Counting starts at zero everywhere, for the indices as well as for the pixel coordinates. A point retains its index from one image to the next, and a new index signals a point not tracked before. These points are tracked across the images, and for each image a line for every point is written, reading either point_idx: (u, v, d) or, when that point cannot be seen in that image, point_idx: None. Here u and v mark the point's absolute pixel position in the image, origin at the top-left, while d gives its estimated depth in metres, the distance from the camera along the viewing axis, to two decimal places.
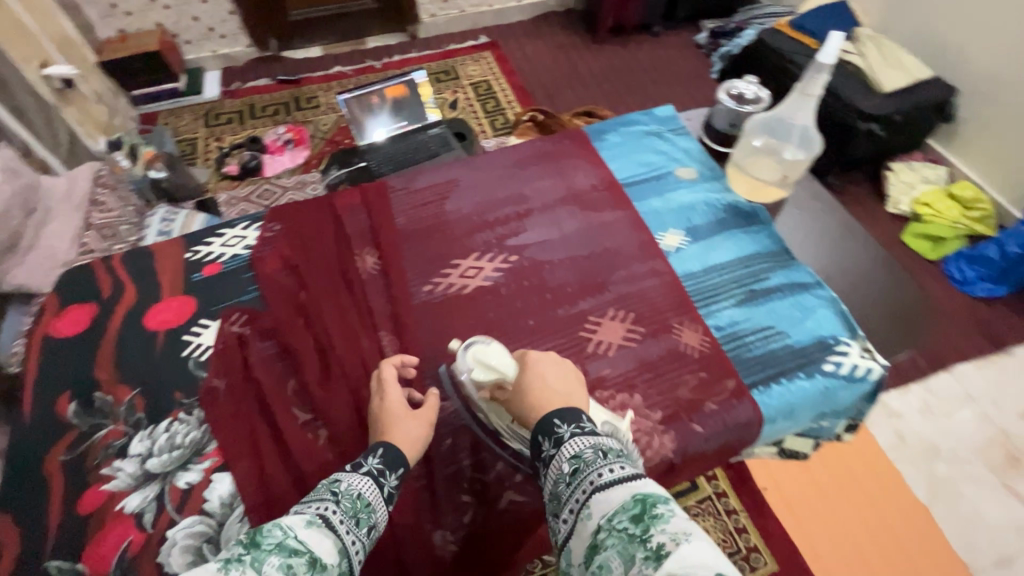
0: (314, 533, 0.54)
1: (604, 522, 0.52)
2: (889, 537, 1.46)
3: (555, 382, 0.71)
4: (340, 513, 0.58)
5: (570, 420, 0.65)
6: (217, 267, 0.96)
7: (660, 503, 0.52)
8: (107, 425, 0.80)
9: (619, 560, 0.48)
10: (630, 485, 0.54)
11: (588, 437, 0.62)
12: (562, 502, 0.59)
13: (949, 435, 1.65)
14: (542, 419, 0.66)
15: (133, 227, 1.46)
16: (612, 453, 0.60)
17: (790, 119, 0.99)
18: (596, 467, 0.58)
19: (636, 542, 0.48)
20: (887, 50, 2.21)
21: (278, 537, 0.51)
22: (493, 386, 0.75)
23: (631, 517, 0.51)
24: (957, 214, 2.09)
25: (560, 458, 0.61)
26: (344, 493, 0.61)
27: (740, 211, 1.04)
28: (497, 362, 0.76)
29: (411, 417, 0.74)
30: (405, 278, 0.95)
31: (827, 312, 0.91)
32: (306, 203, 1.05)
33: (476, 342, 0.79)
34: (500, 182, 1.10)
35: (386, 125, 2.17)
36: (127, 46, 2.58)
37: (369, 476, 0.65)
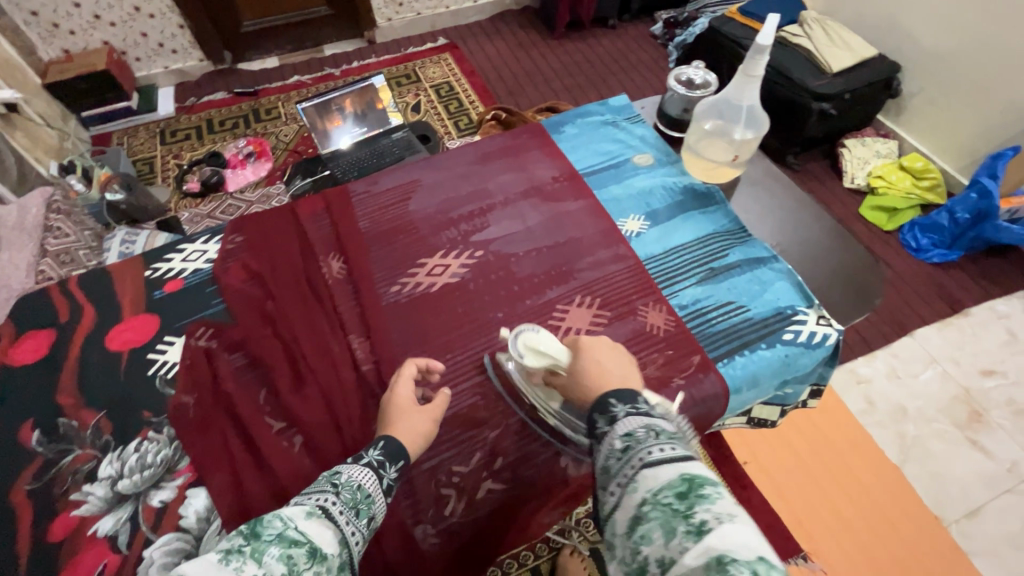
0: (314, 524, 0.56)
1: (649, 496, 0.54)
2: (865, 497, 1.52)
3: (610, 367, 0.72)
4: (339, 504, 0.60)
5: (625, 401, 0.65)
6: (179, 282, 0.95)
7: (707, 484, 0.53)
8: (73, 450, 0.78)
9: (661, 532, 0.51)
10: (678, 464, 0.55)
11: (642, 417, 0.63)
12: (610, 475, 0.60)
13: (915, 396, 1.72)
14: (598, 398, 0.67)
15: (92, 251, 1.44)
16: (666, 434, 0.60)
17: (737, 101, 1.02)
18: (648, 445, 0.58)
19: (679, 517, 0.51)
20: (832, 31, 2.29)
21: (278, 528, 0.54)
22: (545, 371, 0.78)
23: (677, 493, 0.53)
24: (909, 184, 2.21)
25: (612, 434, 0.62)
26: (344, 484, 0.63)
27: (697, 193, 1.07)
28: (549, 348, 0.78)
29: (419, 412, 0.76)
30: (372, 280, 0.95)
31: (784, 284, 0.94)
32: (267, 213, 1.04)
33: (527, 329, 0.82)
34: (463, 179, 1.10)
35: (351, 133, 2.15)
36: (74, 67, 2.51)
37: (369, 468, 0.66)
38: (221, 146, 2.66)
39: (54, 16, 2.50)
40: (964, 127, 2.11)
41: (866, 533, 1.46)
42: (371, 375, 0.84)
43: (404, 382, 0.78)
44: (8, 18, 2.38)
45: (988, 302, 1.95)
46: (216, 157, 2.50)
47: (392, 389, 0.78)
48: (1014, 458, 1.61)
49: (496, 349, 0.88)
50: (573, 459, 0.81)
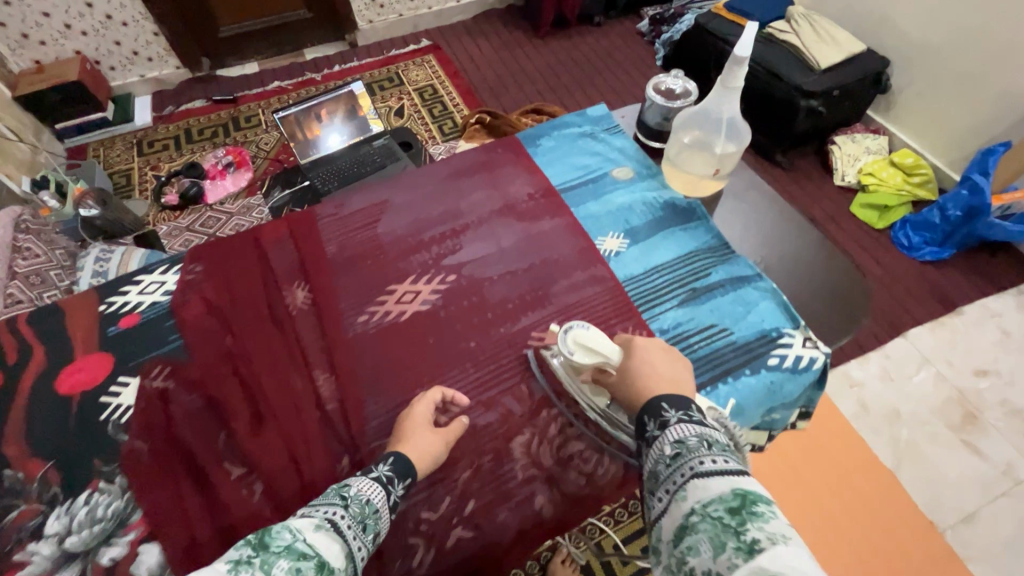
0: (322, 537, 0.52)
1: (698, 506, 0.50)
2: (860, 504, 1.49)
3: (665, 370, 0.68)
4: (348, 518, 0.57)
5: (677, 406, 0.62)
6: (135, 317, 0.90)
7: (760, 503, 0.49)
8: (18, 505, 0.73)
9: (709, 546, 0.46)
10: (731, 477, 0.51)
11: (695, 426, 0.59)
12: (657, 481, 0.56)
13: (908, 398, 1.69)
14: (647, 401, 0.64)
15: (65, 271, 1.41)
16: (719, 446, 0.56)
17: (716, 113, 0.97)
18: (699, 454, 0.54)
19: (731, 533, 0.46)
20: (820, 26, 2.25)
21: (287, 539, 0.49)
22: (594, 369, 0.76)
23: (729, 508, 0.48)
24: (900, 180, 2.18)
25: (662, 439, 0.58)
26: (353, 498, 0.60)
27: (677, 208, 1.03)
28: (598, 346, 0.77)
29: (431, 431, 0.75)
30: (338, 311, 0.90)
31: (769, 304, 0.91)
32: (227, 240, 0.99)
33: (576, 324, 0.80)
34: (434, 198, 1.06)
35: (341, 131, 2.09)
36: (45, 79, 2.45)
37: (378, 483, 0.65)
38: (200, 156, 2.60)
39: (23, 26, 2.43)
40: (955, 121, 2.08)
41: (861, 542, 1.43)
42: (336, 415, 0.80)
43: (422, 402, 0.78)
44: None
45: (981, 299, 1.92)
46: (193, 168, 2.43)
47: (411, 407, 0.78)
48: (1009, 460, 1.59)
49: (469, 382, 0.84)
50: (549, 501, 0.76)
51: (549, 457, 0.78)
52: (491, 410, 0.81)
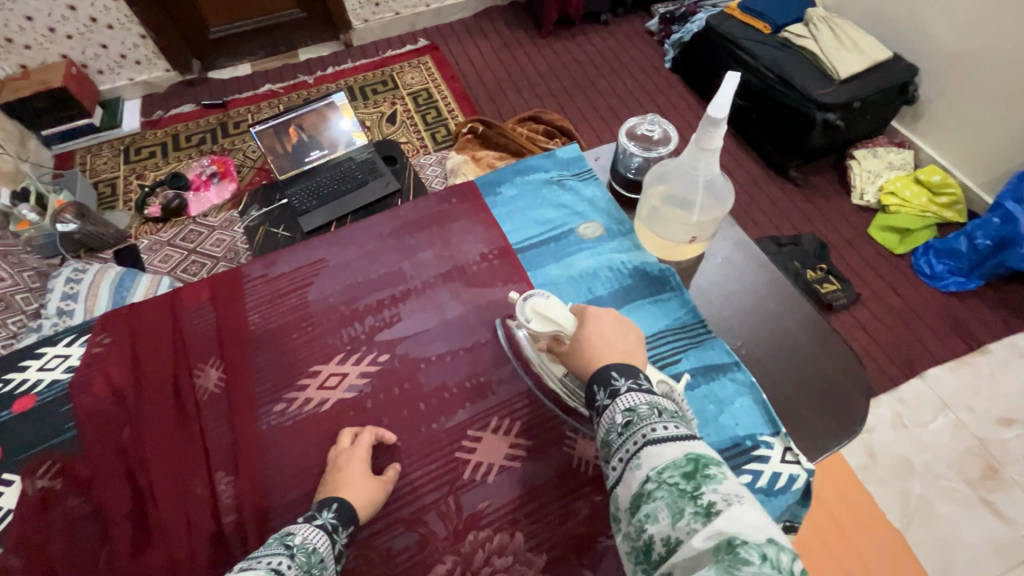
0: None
1: (653, 474, 0.50)
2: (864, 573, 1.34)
3: (619, 342, 0.66)
4: (294, 568, 0.54)
5: (628, 374, 0.61)
6: (30, 399, 0.81)
7: (712, 464, 0.49)
8: None
9: (667, 513, 0.46)
10: (685, 444, 0.51)
11: (644, 394, 0.58)
12: (611, 451, 0.56)
13: (923, 448, 1.53)
14: (598, 370, 0.62)
15: (33, 294, 1.37)
16: (670, 413, 0.56)
17: (693, 171, 0.82)
18: (651, 422, 0.54)
19: (687, 497, 0.46)
20: (841, 31, 2.05)
21: None
22: (550, 338, 0.72)
23: (683, 473, 0.48)
24: (925, 200, 1.99)
25: (613, 408, 0.57)
26: (299, 547, 0.57)
27: (649, 276, 0.90)
28: (556, 317, 0.71)
29: (368, 479, 0.70)
30: (251, 399, 0.80)
31: (745, 402, 0.78)
32: (143, 305, 0.89)
33: (536, 292, 0.74)
34: (377, 258, 0.95)
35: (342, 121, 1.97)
36: (29, 85, 2.38)
37: (322, 529, 0.61)
38: (185, 164, 2.51)
39: (7, 31, 2.36)
40: (988, 138, 1.87)
41: None
42: (232, 531, 0.70)
43: (358, 446, 0.73)
44: None
45: (1010, 337, 1.74)
46: (177, 179, 2.35)
47: (345, 458, 0.72)
48: None
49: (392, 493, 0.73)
50: None
51: None
52: (411, 529, 0.70)
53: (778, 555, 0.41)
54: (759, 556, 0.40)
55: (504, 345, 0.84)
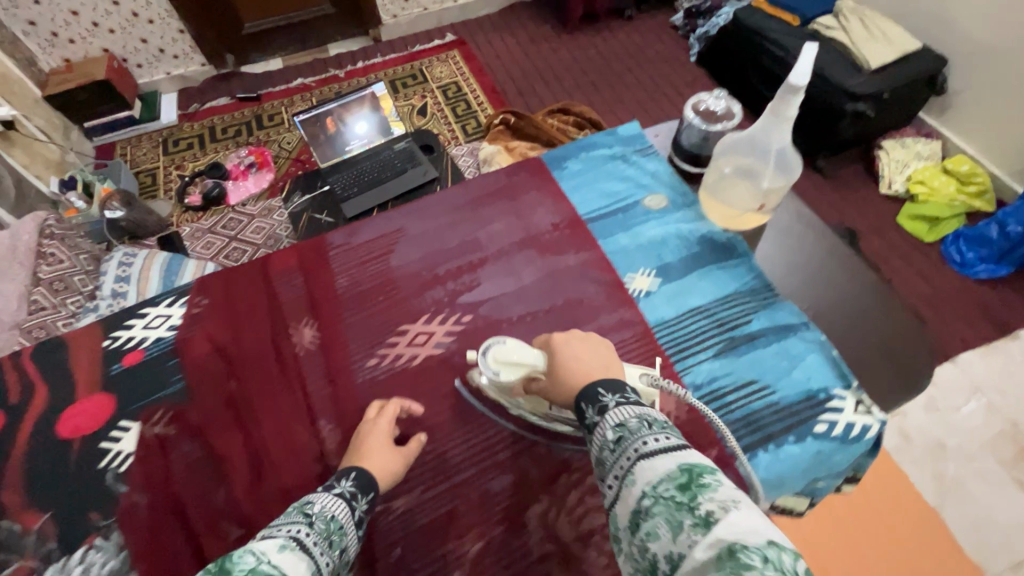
0: (289, 558, 0.49)
1: (649, 489, 0.48)
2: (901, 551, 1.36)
3: (595, 360, 0.67)
4: (313, 535, 0.53)
5: (614, 390, 0.60)
6: (139, 354, 0.87)
7: (706, 473, 0.47)
8: (13, 561, 0.70)
9: (666, 527, 0.44)
10: (678, 455, 0.49)
11: (633, 407, 0.57)
12: (604, 468, 0.54)
13: (955, 431, 1.55)
14: (585, 388, 0.62)
15: (89, 276, 1.39)
16: (659, 424, 0.54)
17: (765, 143, 0.88)
18: (642, 435, 0.52)
19: (684, 509, 0.44)
20: (872, 22, 2.08)
21: (251, 562, 0.45)
22: (523, 380, 0.72)
23: (678, 485, 0.46)
24: (953, 189, 2.00)
25: (603, 424, 0.56)
26: (317, 515, 0.57)
27: (716, 244, 0.94)
28: (519, 357, 0.72)
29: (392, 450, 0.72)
30: (347, 356, 0.85)
31: (817, 358, 0.81)
32: (236, 270, 0.95)
33: (493, 342, 0.75)
34: (452, 228, 0.99)
35: (367, 118, 2.10)
36: (73, 77, 2.45)
37: (340, 499, 0.61)
38: (223, 155, 2.57)
39: (53, 25, 2.44)
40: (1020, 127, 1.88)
41: None
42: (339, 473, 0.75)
43: (384, 415, 0.75)
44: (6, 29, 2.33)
45: None
46: (217, 169, 2.41)
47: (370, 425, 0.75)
48: None
49: (486, 442, 0.77)
50: None
51: (567, 529, 0.72)
52: (505, 472, 0.75)
53: (781, 556, 0.39)
54: (762, 559, 0.38)
55: (466, 396, 0.81)
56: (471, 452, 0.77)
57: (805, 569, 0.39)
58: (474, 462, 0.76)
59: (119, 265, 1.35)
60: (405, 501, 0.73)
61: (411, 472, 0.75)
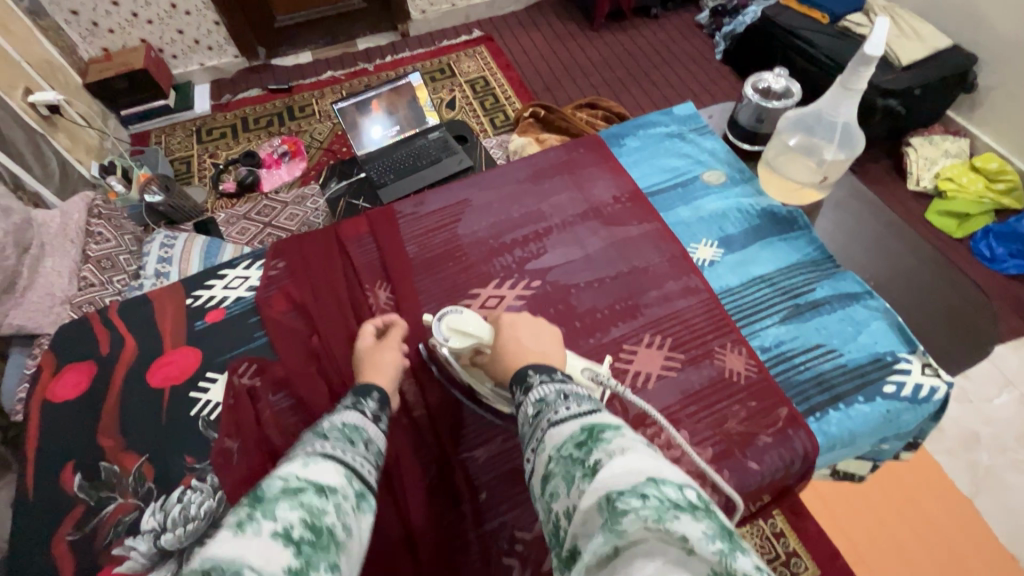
0: (317, 468, 0.47)
1: (554, 453, 0.49)
2: (943, 545, 1.23)
3: (532, 343, 0.67)
4: (332, 443, 0.51)
5: (541, 371, 0.61)
6: (221, 312, 0.90)
7: (608, 429, 0.48)
8: (115, 499, 0.74)
9: (564, 484, 0.45)
10: (582, 417, 0.50)
11: (554, 384, 0.58)
12: (526, 444, 0.55)
13: (989, 421, 1.43)
14: (515, 373, 0.63)
15: (134, 256, 1.34)
16: (574, 395, 0.55)
17: (831, 116, 0.91)
18: (555, 406, 0.54)
19: (577, 464, 0.45)
20: (903, 20, 2.08)
21: (280, 483, 0.43)
22: (471, 352, 0.75)
23: (576, 443, 0.47)
24: (981, 187, 1.95)
25: (525, 402, 0.58)
26: (332, 428, 0.55)
27: (777, 217, 0.96)
28: (472, 328, 0.74)
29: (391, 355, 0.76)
30: (421, 315, 0.88)
31: (882, 325, 0.84)
32: (309, 235, 0.98)
33: (451, 309, 0.76)
34: (517, 199, 1.02)
35: (382, 123, 2.01)
36: (112, 65, 2.51)
37: (354, 411, 0.59)
38: (256, 144, 2.60)
39: (94, 14, 2.50)
40: None
41: None
42: (423, 424, 0.79)
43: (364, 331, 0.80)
44: (50, 18, 2.39)
45: None
46: (250, 156, 2.42)
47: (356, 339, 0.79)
48: None
49: None
50: None
51: None
52: None
53: (661, 489, 0.39)
54: (639, 496, 0.38)
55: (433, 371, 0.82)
56: None
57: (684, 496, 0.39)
58: None
59: (161, 246, 1.32)
60: (488, 451, 0.77)
61: (493, 426, 0.78)
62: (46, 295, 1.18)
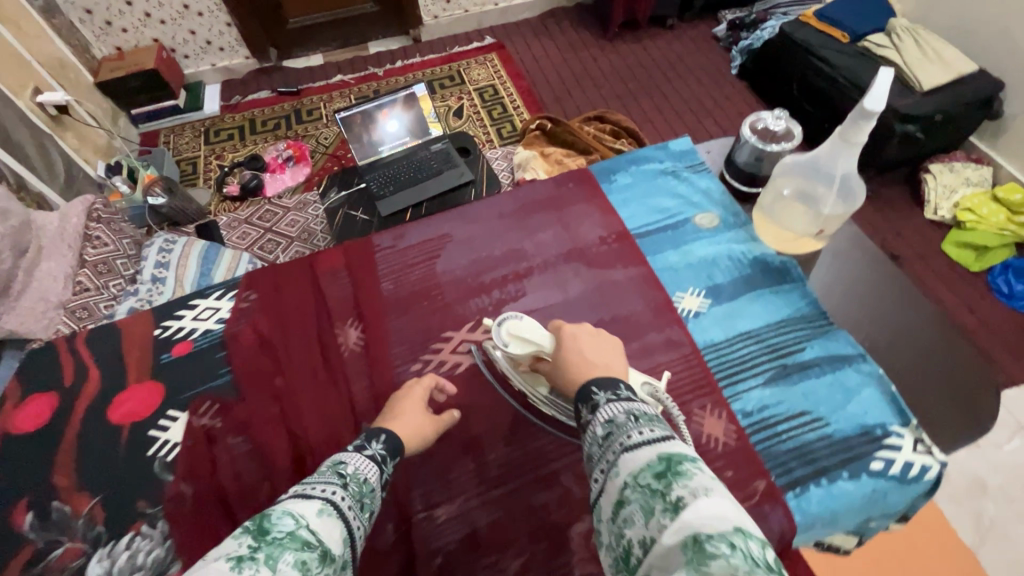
0: (324, 524, 0.50)
1: (630, 479, 0.47)
2: None
3: (596, 357, 0.66)
4: (347, 499, 0.54)
5: (606, 388, 0.59)
6: (188, 345, 0.88)
7: (685, 461, 0.48)
8: (63, 542, 0.72)
9: (640, 515, 0.45)
10: (658, 445, 0.49)
11: (622, 403, 0.56)
12: (593, 463, 0.54)
13: (998, 468, 1.34)
14: (580, 388, 0.61)
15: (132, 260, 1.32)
16: (646, 417, 0.54)
17: (829, 167, 0.87)
18: (628, 428, 0.52)
19: (657, 496, 0.45)
20: (926, 41, 1.96)
21: (290, 525, 0.47)
22: (530, 358, 0.75)
23: (654, 474, 0.46)
24: (1003, 219, 1.81)
25: (593, 420, 0.56)
26: (351, 476, 0.58)
27: (770, 268, 0.92)
28: (532, 335, 0.74)
29: (420, 412, 0.74)
30: (392, 360, 0.85)
31: (873, 393, 0.79)
32: (284, 266, 0.96)
33: (509, 315, 0.77)
34: (499, 235, 0.99)
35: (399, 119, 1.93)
36: (124, 65, 2.51)
37: (371, 459, 0.62)
38: (262, 147, 2.59)
39: (107, 13, 2.50)
40: None
41: None
42: None
43: (421, 384, 0.78)
44: (64, 16, 2.40)
45: None
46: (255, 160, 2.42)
47: (408, 388, 0.77)
48: None
49: (528, 455, 0.77)
50: None
51: None
52: (549, 488, 0.75)
53: (748, 543, 0.40)
54: (729, 547, 0.39)
55: (490, 377, 0.83)
56: (511, 465, 0.76)
57: (771, 558, 0.40)
58: (513, 483, 0.75)
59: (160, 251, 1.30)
60: (447, 510, 0.74)
61: (454, 481, 0.76)
62: (38, 300, 1.13)
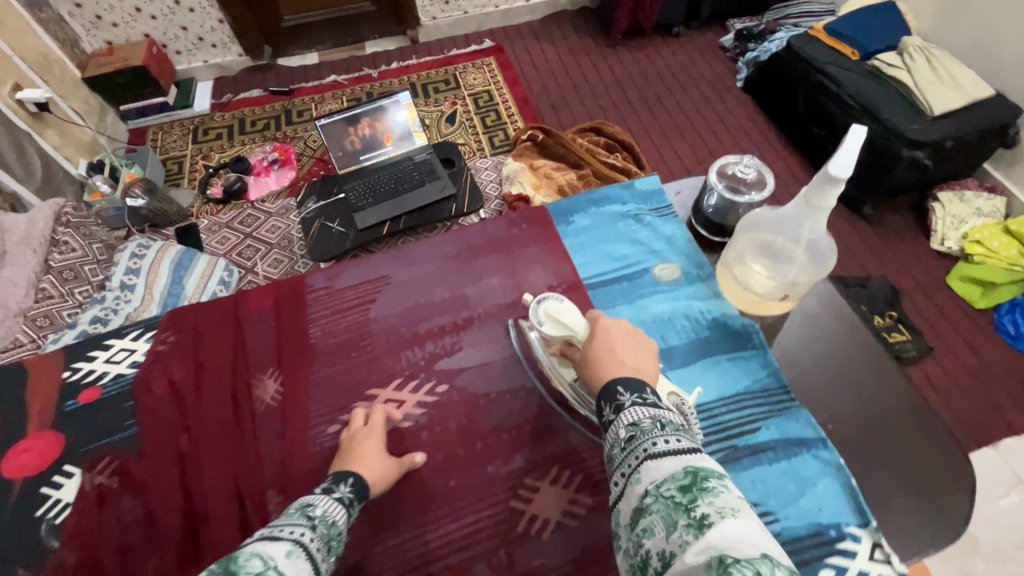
0: (294, 565, 0.48)
1: (653, 488, 0.46)
2: None
3: (628, 358, 0.61)
4: (315, 540, 0.53)
5: (633, 389, 0.56)
6: (95, 392, 0.82)
7: (712, 477, 0.45)
8: None
9: (662, 526, 0.43)
10: (684, 457, 0.47)
11: (648, 407, 0.54)
12: (613, 465, 0.52)
13: (991, 526, 1.26)
14: (604, 384, 0.58)
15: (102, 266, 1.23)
16: (674, 426, 0.51)
17: (795, 230, 0.78)
18: (654, 435, 0.50)
19: (681, 509, 0.43)
20: (940, 61, 1.81)
21: (258, 567, 0.45)
22: (562, 343, 0.73)
23: (681, 486, 0.44)
24: (1015, 252, 1.64)
25: (617, 421, 0.53)
26: (319, 518, 0.57)
27: (729, 331, 0.84)
28: (569, 321, 0.73)
29: (380, 454, 0.71)
30: (307, 417, 0.78)
31: (830, 484, 0.71)
32: (208, 308, 0.90)
33: (551, 297, 0.76)
34: (441, 280, 0.92)
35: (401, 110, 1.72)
36: (114, 59, 2.41)
37: (339, 502, 0.61)
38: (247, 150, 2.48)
39: (97, 8, 2.41)
40: None
41: None
42: None
43: (378, 419, 0.75)
44: (52, 9, 2.31)
45: None
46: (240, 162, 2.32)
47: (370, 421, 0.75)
48: None
49: (443, 537, 0.71)
50: None
51: None
52: None
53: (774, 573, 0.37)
54: None
55: (519, 355, 0.83)
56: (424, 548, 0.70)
57: None
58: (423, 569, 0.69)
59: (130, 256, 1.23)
60: None
61: (357, 565, 0.69)
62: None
